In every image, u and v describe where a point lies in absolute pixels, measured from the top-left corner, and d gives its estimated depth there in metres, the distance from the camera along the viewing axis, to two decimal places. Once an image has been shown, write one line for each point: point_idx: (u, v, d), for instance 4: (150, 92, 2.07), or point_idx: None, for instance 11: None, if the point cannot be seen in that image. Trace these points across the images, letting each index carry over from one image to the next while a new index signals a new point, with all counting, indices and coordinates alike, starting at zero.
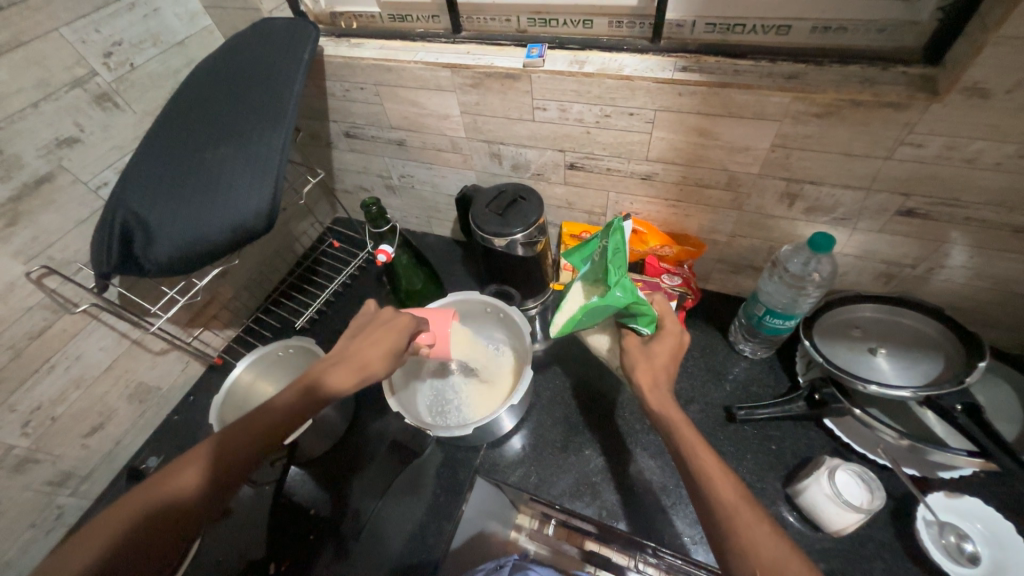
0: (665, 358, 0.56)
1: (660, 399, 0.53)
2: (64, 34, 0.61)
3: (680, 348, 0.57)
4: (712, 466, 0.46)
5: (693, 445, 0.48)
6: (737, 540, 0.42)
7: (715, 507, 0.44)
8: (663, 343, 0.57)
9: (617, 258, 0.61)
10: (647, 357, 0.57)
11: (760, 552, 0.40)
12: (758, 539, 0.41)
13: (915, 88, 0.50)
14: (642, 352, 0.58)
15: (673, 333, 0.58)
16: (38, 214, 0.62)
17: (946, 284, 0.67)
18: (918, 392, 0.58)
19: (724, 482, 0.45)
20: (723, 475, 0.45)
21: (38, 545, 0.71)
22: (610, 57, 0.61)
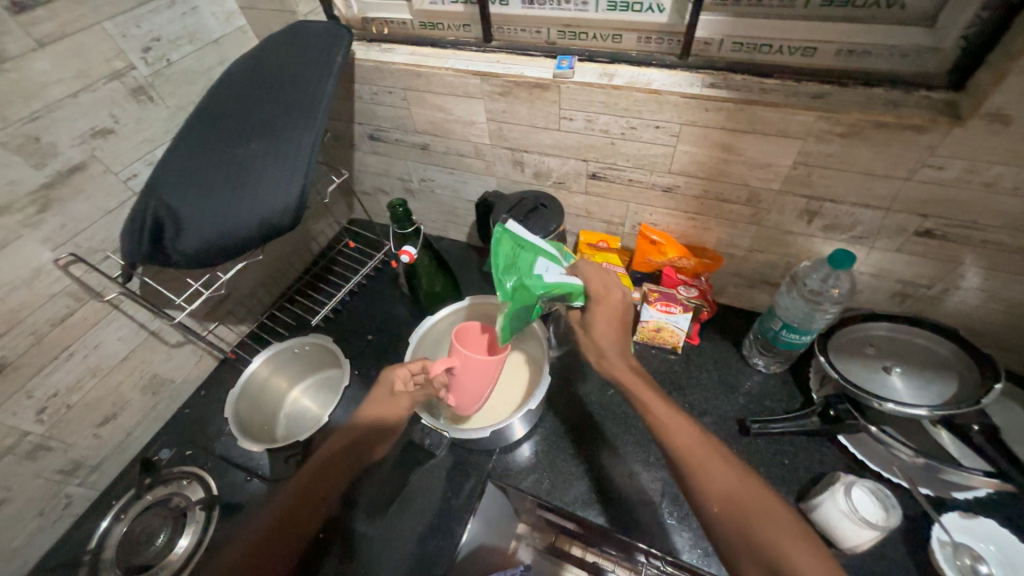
0: (611, 320, 0.64)
1: (621, 368, 0.62)
2: (106, 28, 0.63)
3: (623, 305, 0.65)
4: (675, 425, 0.54)
5: (657, 409, 0.56)
6: (701, 484, 0.49)
7: (679, 461, 0.51)
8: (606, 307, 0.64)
9: (511, 263, 0.61)
10: (596, 327, 0.65)
11: (721, 492, 0.48)
12: (717, 482, 0.48)
13: (938, 112, 0.51)
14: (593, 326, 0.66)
15: (603, 297, 0.64)
16: (69, 202, 0.63)
17: (960, 305, 0.68)
18: (933, 412, 0.59)
19: (686, 435, 0.52)
20: (685, 429, 0.53)
21: (43, 535, 0.70)
22: (638, 71, 0.63)
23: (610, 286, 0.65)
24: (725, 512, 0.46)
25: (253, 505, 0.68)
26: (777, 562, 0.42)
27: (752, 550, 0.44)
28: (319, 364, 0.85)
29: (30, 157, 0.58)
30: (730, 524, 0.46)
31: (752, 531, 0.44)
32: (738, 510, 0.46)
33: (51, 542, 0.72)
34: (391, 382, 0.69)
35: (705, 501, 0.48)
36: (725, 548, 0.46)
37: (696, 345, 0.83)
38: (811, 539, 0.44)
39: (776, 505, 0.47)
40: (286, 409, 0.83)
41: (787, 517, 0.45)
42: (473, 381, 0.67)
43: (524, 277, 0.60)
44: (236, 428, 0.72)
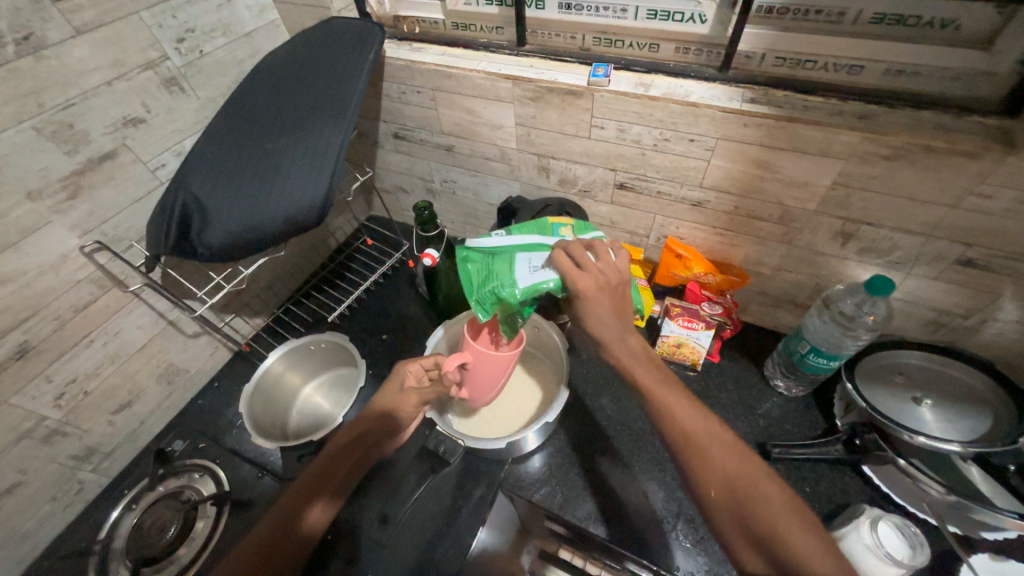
0: (608, 303, 0.52)
1: (616, 342, 0.52)
2: (143, 18, 0.63)
3: (618, 281, 0.52)
4: (672, 406, 0.48)
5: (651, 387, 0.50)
6: (699, 471, 0.45)
7: (677, 446, 0.47)
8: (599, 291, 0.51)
9: (480, 282, 0.56)
10: (589, 316, 0.52)
11: (718, 478, 0.44)
12: (716, 468, 0.45)
13: (991, 139, 0.49)
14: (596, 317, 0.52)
15: (585, 289, 0.51)
16: (98, 189, 0.63)
17: (997, 338, 0.66)
18: (967, 448, 0.57)
19: (686, 417, 0.48)
20: (684, 410, 0.48)
21: (55, 519, 0.71)
22: (675, 83, 0.62)
23: (596, 267, 0.52)
24: (724, 498, 0.44)
25: (264, 502, 0.68)
26: (779, 552, 0.40)
27: (752, 536, 0.42)
28: (333, 361, 0.85)
29: (63, 144, 0.58)
30: (727, 509, 0.43)
31: (753, 519, 0.42)
32: (739, 497, 0.43)
33: (63, 526, 0.72)
34: (403, 377, 0.66)
35: (703, 488, 0.45)
36: (725, 532, 0.44)
37: (716, 363, 0.82)
38: (815, 526, 0.41)
39: (774, 488, 0.43)
40: (299, 405, 0.83)
41: (781, 495, 0.43)
42: (486, 375, 0.62)
43: (497, 289, 0.54)
44: (250, 426, 0.72)
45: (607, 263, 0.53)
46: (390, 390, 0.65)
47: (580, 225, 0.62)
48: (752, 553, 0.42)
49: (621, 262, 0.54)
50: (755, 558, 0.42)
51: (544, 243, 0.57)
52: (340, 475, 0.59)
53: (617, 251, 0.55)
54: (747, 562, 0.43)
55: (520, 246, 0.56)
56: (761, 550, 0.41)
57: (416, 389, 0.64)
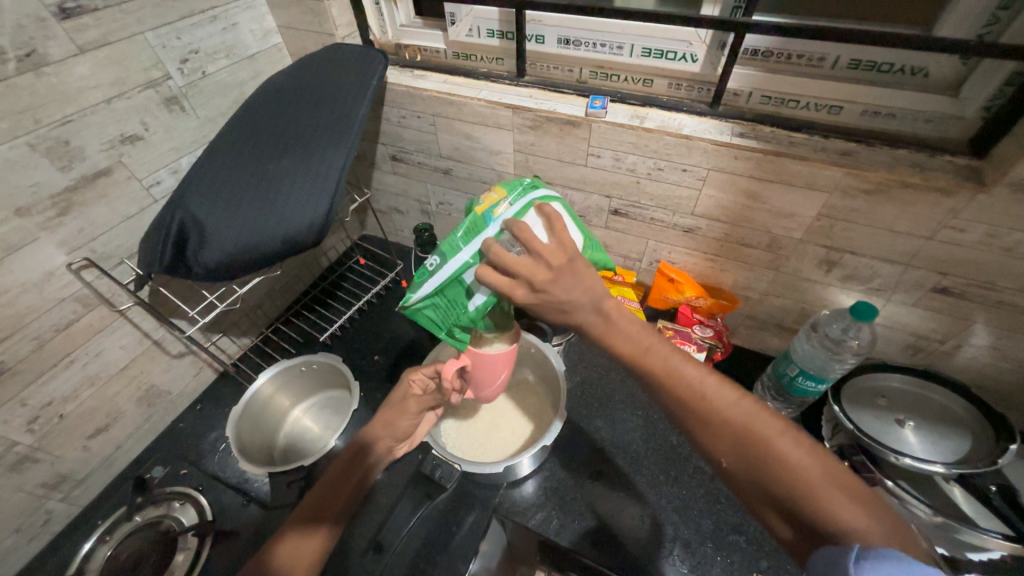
0: (559, 289, 0.44)
1: (594, 318, 0.46)
2: (148, 38, 0.63)
3: (553, 260, 0.43)
4: (669, 375, 0.45)
5: (641, 357, 0.46)
6: (709, 440, 0.43)
7: (682, 418, 0.45)
8: (545, 282, 0.43)
9: (440, 319, 0.54)
10: (548, 312, 0.46)
11: (729, 444, 0.42)
12: (726, 435, 0.42)
13: (961, 177, 0.53)
14: (555, 311, 0.45)
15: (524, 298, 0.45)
16: (90, 206, 0.61)
17: (971, 362, 0.69)
18: (950, 469, 0.59)
19: (686, 384, 0.44)
20: (683, 374, 0.45)
21: (17, 553, 0.66)
22: (668, 116, 0.65)
23: (527, 267, 0.44)
24: (740, 467, 0.42)
25: (250, 532, 0.65)
26: (805, 512, 0.39)
27: (773, 499, 0.41)
28: (324, 384, 0.83)
29: (57, 160, 0.57)
30: (747, 477, 0.42)
31: (772, 484, 0.40)
32: (755, 462, 0.41)
33: (25, 561, 0.68)
34: (408, 385, 0.67)
35: (717, 456, 0.43)
36: (746, 495, 0.43)
37: None
38: (843, 481, 0.39)
39: (794, 448, 0.40)
40: (287, 427, 0.80)
41: (800, 452, 0.40)
42: (484, 373, 0.61)
43: (460, 321, 0.53)
44: (238, 453, 0.68)
45: (537, 255, 0.44)
46: (389, 405, 0.66)
47: (513, 189, 0.51)
48: (777, 513, 0.42)
49: (556, 240, 0.45)
50: (780, 518, 0.41)
51: (478, 252, 0.48)
52: (338, 499, 0.58)
53: (549, 216, 0.46)
54: (775, 523, 0.42)
55: (458, 269, 0.49)
56: (783, 510, 0.40)
57: (416, 397, 0.66)
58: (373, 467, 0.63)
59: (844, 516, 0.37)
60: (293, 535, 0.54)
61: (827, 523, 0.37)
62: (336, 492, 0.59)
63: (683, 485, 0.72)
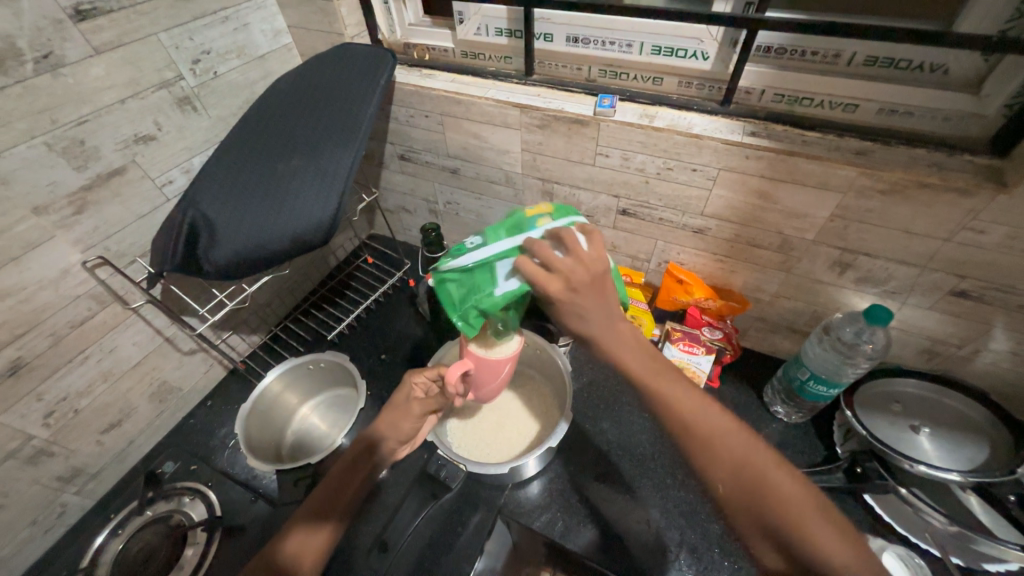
0: (582, 292, 0.46)
1: (598, 330, 0.48)
2: (162, 39, 0.64)
3: (590, 266, 0.46)
4: (673, 397, 0.46)
5: (646, 377, 0.47)
6: (707, 463, 0.43)
7: (682, 440, 0.45)
8: (572, 283, 0.46)
9: (460, 301, 0.52)
10: (567, 317, 0.48)
11: (728, 469, 0.42)
12: (725, 459, 0.43)
13: (982, 177, 0.51)
14: (569, 313, 0.47)
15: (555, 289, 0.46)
16: (104, 205, 0.63)
17: (990, 367, 0.67)
18: (967, 478, 0.57)
19: (688, 407, 0.45)
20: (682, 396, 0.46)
21: (33, 544, 0.68)
22: (678, 115, 0.64)
23: (567, 266, 0.46)
24: (736, 493, 0.42)
25: (258, 528, 0.66)
26: (798, 546, 0.39)
27: (766, 530, 0.41)
28: (331, 382, 0.84)
29: (73, 160, 0.58)
30: (742, 506, 0.42)
31: (766, 513, 0.40)
32: (751, 490, 0.41)
33: (41, 552, 0.69)
34: (410, 388, 0.67)
35: (713, 483, 0.43)
36: (738, 526, 0.43)
37: (716, 388, 0.82)
38: (831, 515, 0.40)
39: (787, 478, 0.42)
40: (295, 425, 0.81)
41: (794, 484, 0.41)
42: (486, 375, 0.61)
43: (478, 308, 0.50)
44: (246, 449, 0.69)
45: (577, 258, 0.47)
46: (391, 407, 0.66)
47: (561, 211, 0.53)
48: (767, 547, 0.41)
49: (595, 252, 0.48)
50: (769, 551, 0.41)
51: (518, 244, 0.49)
52: (344, 496, 0.58)
53: (593, 234, 0.48)
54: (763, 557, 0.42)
55: (494, 254, 0.48)
56: (775, 543, 0.40)
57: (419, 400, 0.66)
58: (378, 464, 0.63)
59: (834, 548, 0.38)
60: (299, 532, 0.55)
61: (818, 555, 0.38)
62: (342, 491, 0.59)
63: (690, 489, 0.71)
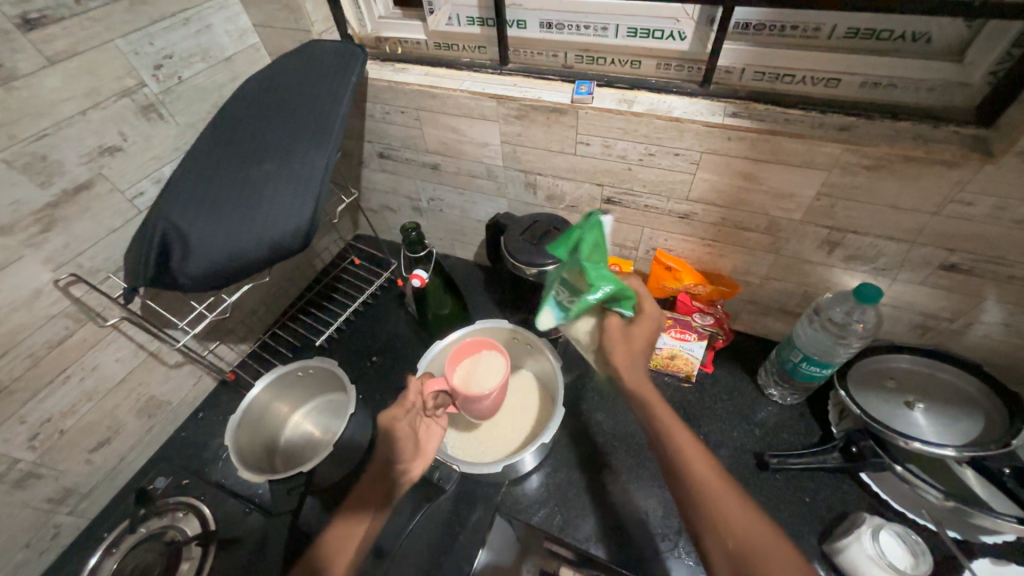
0: (647, 331, 0.56)
1: (645, 389, 0.52)
2: (120, 46, 0.61)
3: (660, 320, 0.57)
4: (686, 450, 0.47)
5: (666, 425, 0.49)
6: (710, 521, 0.43)
7: (686, 494, 0.45)
8: (644, 322, 0.56)
9: (592, 249, 0.58)
10: (619, 349, 0.55)
11: (729, 531, 0.42)
12: (726, 518, 0.42)
13: (968, 147, 0.50)
14: (618, 334, 0.56)
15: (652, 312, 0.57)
16: (73, 221, 0.61)
17: (983, 339, 0.67)
18: (961, 452, 0.57)
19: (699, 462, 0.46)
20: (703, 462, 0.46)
21: (29, 568, 0.67)
22: (657, 98, 0.62)
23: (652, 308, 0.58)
24: (730, 557, 0.41)
25: (255, 539, 0.65)
26: None
27: None
28: (322, 388, 0.82)
29: (35, 176, 0.56)
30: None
31: None
32: (747, 558, 0.40)
33: (38, 574, 0.69)
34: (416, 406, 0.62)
35: (710, 541, 0.42)
36: None
37: (710, 373, 0.82)
38: None
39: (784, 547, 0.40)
40: (286, 433, 0.80)
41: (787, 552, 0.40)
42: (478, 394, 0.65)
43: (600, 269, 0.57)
44: (236, 460, 0.68)
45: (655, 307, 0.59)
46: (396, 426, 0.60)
47: None
48: None
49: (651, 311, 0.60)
50: None
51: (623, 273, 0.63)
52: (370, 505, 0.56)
53: None
54: None
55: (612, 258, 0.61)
56: None
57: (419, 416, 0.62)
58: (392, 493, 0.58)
59: None
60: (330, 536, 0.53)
61: None
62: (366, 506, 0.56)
63: None
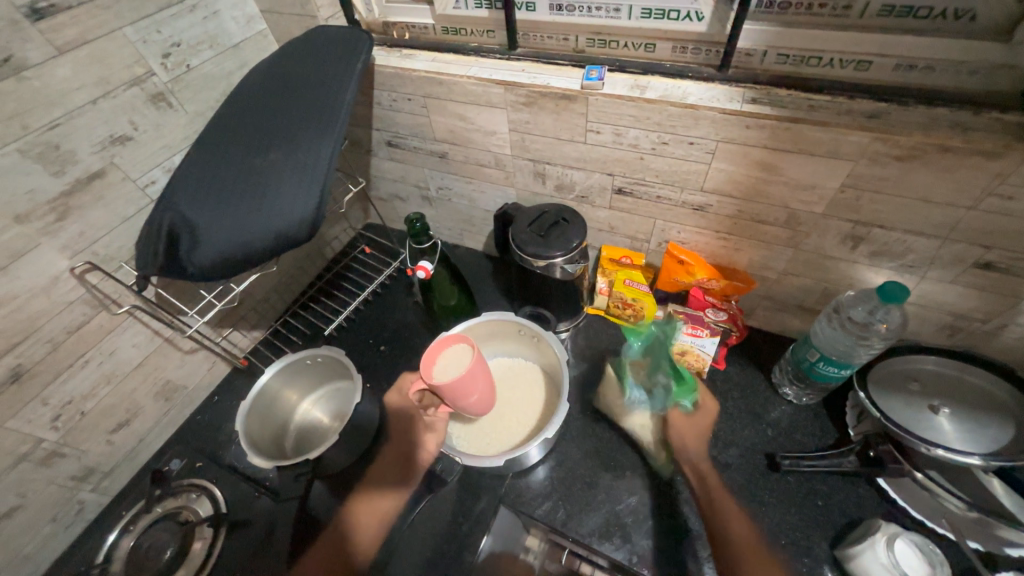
0: (708, 421, 0.66)
1: (699, 458, 0.63)
2: (128, 34, 0.61)
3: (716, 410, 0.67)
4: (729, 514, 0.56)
5: (713, 490, 0.59)
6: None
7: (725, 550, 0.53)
8: (705, 413, 0.66)
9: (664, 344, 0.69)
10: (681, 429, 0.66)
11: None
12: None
13: (1012, 136, 0.46)
14: (685, 422, 0.66)
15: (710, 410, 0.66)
16: (87, 210, 0.62)
17: (1019, 342, 0.63)
18: (988, 461, 0.54)
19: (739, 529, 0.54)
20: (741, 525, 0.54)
21: (55, 540, 0.71)
22: (672, 84, 0.59)
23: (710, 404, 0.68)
24: None
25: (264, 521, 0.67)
26: None
27: None
28: (330, 376, 0.84)
29: (49, 165, 0.57)
30: None
31: None
32: None
33: (64, 547, 0.72)
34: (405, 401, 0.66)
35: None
36: None
37: (722, 370, 0.79)
38: None
39: None
40: (296, 420, 0.82)
41: None
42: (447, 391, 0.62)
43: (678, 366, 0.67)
44: (246, 446, 0.69)
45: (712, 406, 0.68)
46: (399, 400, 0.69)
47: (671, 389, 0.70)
48: None
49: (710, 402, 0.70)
50: None
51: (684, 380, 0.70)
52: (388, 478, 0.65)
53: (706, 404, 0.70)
54: None
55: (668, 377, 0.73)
56: None
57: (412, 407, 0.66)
58: (412, 473, 0.66)
59: None
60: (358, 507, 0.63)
61: None
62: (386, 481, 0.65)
63: None
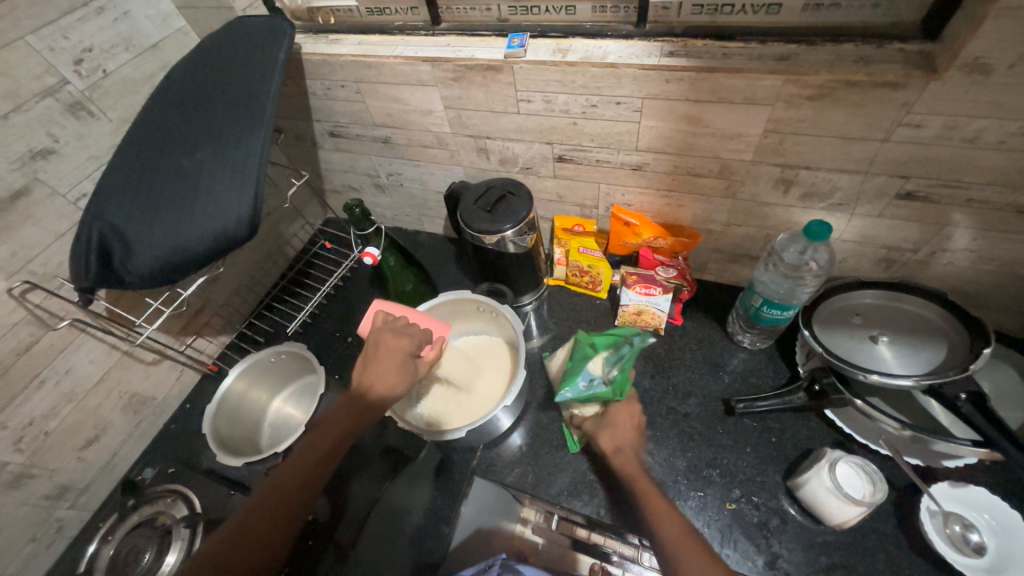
0: (629, 433, 0.62)
1: (627, 465, 0.59)
2: (31, 42, 0.59)
3: (637, 411, 0.65)
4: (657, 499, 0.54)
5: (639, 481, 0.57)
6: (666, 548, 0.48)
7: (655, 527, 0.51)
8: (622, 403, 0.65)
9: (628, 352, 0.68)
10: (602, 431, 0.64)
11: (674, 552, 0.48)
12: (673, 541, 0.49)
13: (913, 65, 0.47)
14: (602, 421, 0.65)
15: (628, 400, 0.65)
16: (16, 229, 0.61)
17: (948, 268, 0.65)
18: (920, 381, 0.56)
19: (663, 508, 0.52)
20: (674, 522, 0.50)
21: (39, 560, 0.71)
22: (593, 45, 0.59)
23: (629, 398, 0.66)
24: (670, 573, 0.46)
25: None
26: None
27: None
28: (299, 371, 0.84)
29: None
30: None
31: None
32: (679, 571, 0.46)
33: (48, 566, 0.73)
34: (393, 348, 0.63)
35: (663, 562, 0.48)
36: None
37: (679, 325, 0.81)
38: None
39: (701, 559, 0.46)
40: (266, 419, 0.82)
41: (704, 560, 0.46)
42: None
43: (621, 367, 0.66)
44: (214, 447, 0.70)
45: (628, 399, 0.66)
46: (371, 366, 0.63)
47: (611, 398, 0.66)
48: None
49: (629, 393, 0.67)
50: None
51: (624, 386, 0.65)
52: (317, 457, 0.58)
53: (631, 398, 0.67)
54: None
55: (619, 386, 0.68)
56: None
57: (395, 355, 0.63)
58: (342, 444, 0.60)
59: None
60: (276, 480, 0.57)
61: None
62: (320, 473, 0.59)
63: (656, 428, 0.71)
